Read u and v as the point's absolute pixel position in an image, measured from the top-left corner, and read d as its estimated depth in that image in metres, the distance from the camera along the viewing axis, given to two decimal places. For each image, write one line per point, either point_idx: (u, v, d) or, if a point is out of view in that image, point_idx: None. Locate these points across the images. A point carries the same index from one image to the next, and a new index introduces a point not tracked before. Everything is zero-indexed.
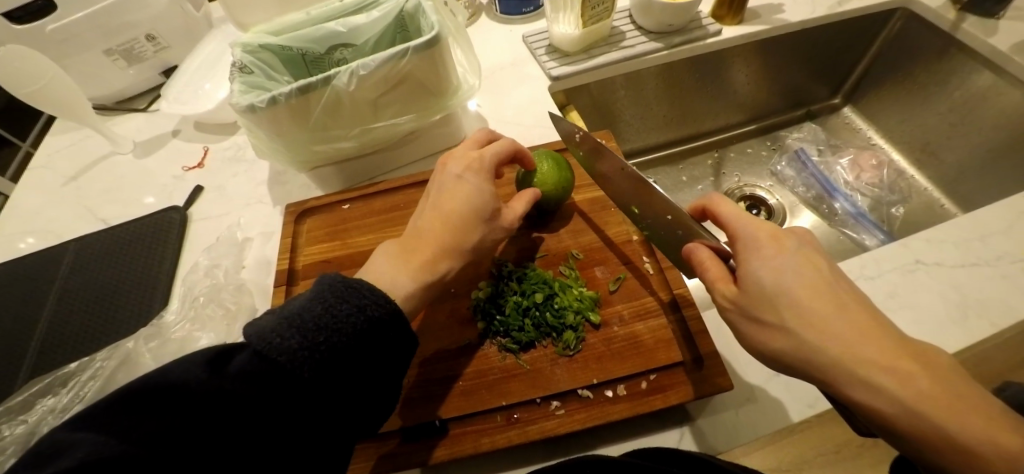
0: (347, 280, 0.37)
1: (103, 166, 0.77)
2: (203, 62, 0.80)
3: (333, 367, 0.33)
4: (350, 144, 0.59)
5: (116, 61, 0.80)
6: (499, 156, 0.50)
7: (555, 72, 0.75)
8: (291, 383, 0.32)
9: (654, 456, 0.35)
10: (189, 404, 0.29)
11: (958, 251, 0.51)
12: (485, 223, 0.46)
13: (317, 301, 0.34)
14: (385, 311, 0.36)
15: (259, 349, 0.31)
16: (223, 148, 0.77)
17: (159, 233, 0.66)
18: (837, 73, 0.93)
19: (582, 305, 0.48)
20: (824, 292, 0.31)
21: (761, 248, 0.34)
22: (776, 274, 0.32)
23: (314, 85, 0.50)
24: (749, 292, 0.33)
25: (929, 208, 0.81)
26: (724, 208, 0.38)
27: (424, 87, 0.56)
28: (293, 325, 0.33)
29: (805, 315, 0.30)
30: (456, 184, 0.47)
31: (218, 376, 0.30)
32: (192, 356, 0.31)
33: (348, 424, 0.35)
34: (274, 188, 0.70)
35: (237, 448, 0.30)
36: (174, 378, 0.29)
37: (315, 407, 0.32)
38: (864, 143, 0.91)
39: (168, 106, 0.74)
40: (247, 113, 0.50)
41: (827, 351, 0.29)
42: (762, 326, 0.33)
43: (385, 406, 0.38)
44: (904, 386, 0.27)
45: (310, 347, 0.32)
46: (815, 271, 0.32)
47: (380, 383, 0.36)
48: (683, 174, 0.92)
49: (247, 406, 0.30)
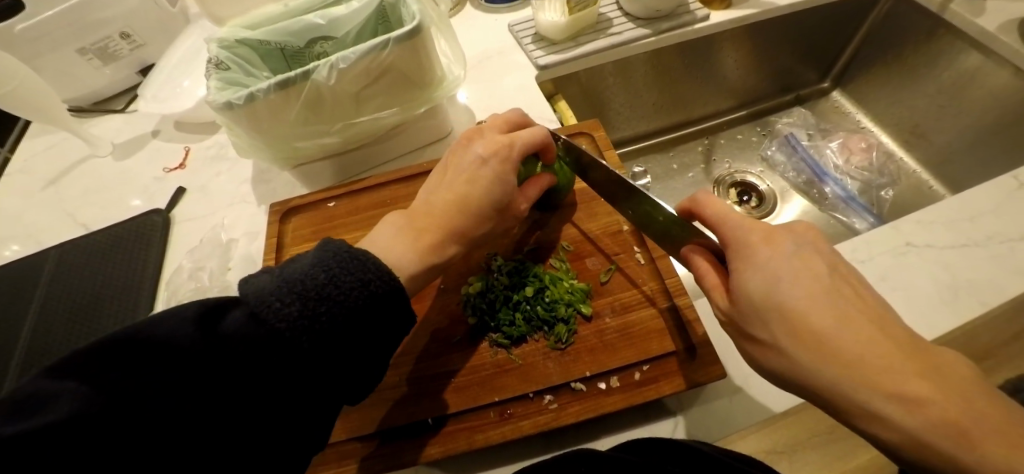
0: (353, 251, 0.35)
1: (82, 169, 0.75)
2: (182, 59, 0.78)
3: (332, 340, 0.32)
4: (333, 139, 0.58)
5: (90, 60, 0.78)
6: (530, 144, 0.48)
7: (542, 61, 0.74)
8: (288, 351, 0.30)
9: (642, 447, 0.35)
10: (167, 360, 0.28)
11: (949, 233, 0.51)
12: (499, 215, 0.46)
13: (320, 269, 0.33)
14: (388, 288, 0.35)
15: (256, 311, 0.30)
16: (205, 146, 0.75)
17: (142, 236, 0.64)
18: (827, 56, 0.92)
19: (574, 298, 0.47)
20: (826, 304, 0.28)
21: (754, 256, 0.32)
22: (768, 288, 0.30)
23: (293, 80, 0.48)
24: (743, 306, 0.32)
25: (917, 190, 0.82)
26: (718, 213, 0.36)
27: (408, 80, 0.55)
28: (293, 291, 0.31)
29: (798, 332, 0.28)
30: (476, 165, 0.45)
31: (211, 338, 0.29)
32: (182, 311, 0.30)
33: (335, 394, 0.33)
34: (258, 186, 0.69)
35: (217, 412, 0.28)
36: (164, 333, 0.28)
37: (295, 382, 0.31)
38: (854, 126, 0.92)
39: (146, 106, 0.72)
40: (224, 110, 0.48)
41: (822, 372, 0.27)
42: (757, 342, 0.31)
43: (366, 383, 0.36)
44: (909, 414, 0.24)
45: (310, 315, 0.31)
46: (812, 278, 0.29)
47: (360, 368, 0.34)
48: (674, 161, 0.92)
49: (242, 372, 0.29)
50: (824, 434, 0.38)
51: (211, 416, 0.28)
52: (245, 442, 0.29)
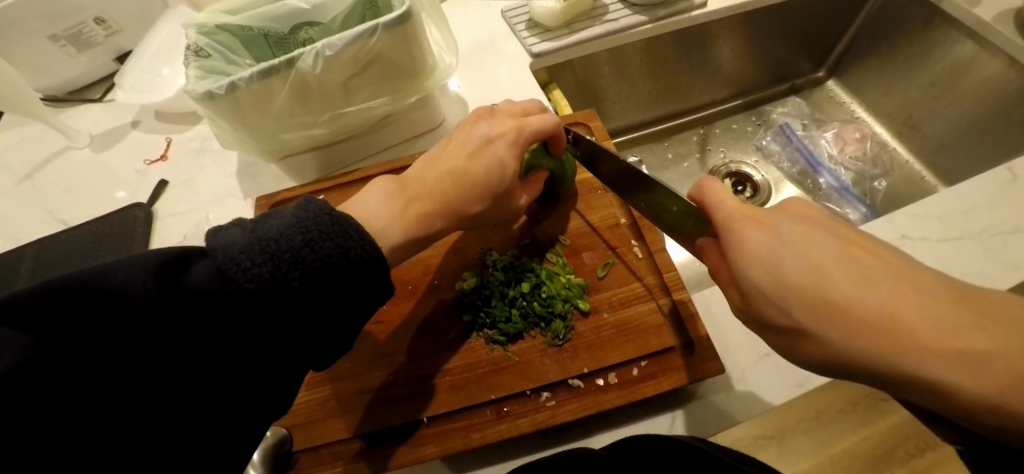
0: (335, 215, 0.34)
1: (59, 162, 0.72)
2: (159, 45, 0.75)
3: (300, 304, 0.31)
4: (321, 131, 0.56)
5: (63, 47, 0.75)
6: (540, 133, 0.46)
7: (536, 49, 0.72)
8: (255, 314, 0.29)
9: (635, 449, 0.34)
10: (135, 318, 0.26)
11: (944, 225, 0.51)
12: (497, 198, 0.45)
13: (297, 230, 0.32)
14: (369, 257, 0.34)
15: (224, 267, 0.29)
16: (187, 138, 0.72)
17: (123, 230, 0.62)
18: (823, 46, 0.91)
19: (571, 293, 0.47)
20: (838, 270, 0.25)
21: (747, 244, 0.29)
22: (773, 272, 0.27)
23: (277, 68, 0.46)
24: (756, 298, 0.29)
25: (910, 181, 0.82)
26: (710, 199, 0.33)
27: (397, 68, 0.53)
28: (266, 250, 0.30)
29: (822, 312, 0.25)
30: (481, 143, 0.44)
31: (177, 294, 0.27)
32: (144, 258, 0.27)
33: (300, 357, 0.33)
34: (243, 180, 0.67)
35: (182, 369, 0.27)
36: (127, 287, 0.26)
37: (259, 345, 0.30)
38: (847, 116, 0.91)
39: (124, 97, 0.70)
40: (206, 101, 0.46)
41: (860, 348, 0.23)
42: (783, 333, 0.28)
43: (339, 345, 0.36)
44: (972, 375, 0.21)
45: (282, 278, 0.30)
46: (819, 249, 0.26)
47: (333, 330, 0.34)
48: (669, 151, 0.91)
49: (208, 332, 0.28)
50: (811, 420, 0.38)
51: (175, 374, 0.27)
52: (210, 402, 0.29)
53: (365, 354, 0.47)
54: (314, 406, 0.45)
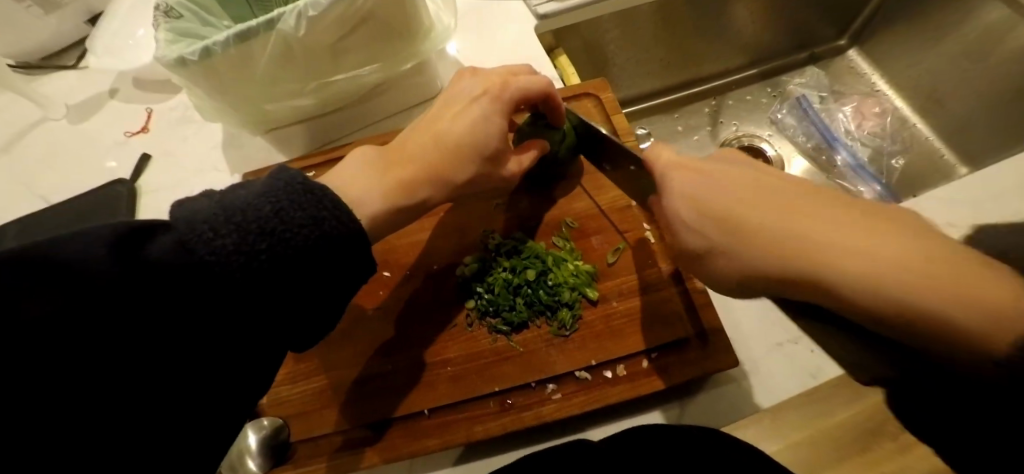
0: (309, 184, 0.31)
1: (34, 134, 0.68)
2: (132, 6, 0.69)
3: (266, 280, 0.28)
4: (307, 101, 0.52)
5: (29, 8, 0.69)
6: (527, 92, 0.43)
7: (542, 10, 0.67)
8: (216, 291, 0.27)
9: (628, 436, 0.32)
10: (81, 294, 0.23)
11: (968, 209, 0.48)
12: (487, 161, 0.41)
13: (266, 200, 0.29)
14: (346, 230, 0.31)
15: (185, 239, 0.26)
16: (168, 108, 0.68)
17: (101, 206, 0.58)
18: (846, 11, 0.85)
19: (579, 281, 0.44)
20: (747, 207, 0.27)
21: (695, 195, 0.29)
22: (719, 217, 0.28)
23: (255, 30, 0.41)
24: (703, 246, 0.29)
25: (929, 160, 0.78)
26: (662, 177, 0.32)
27: (389, 29, 0.49)
28: (230, 221, 0.28)
29: (778, 246, 0.25)
30: (467, 103, 0.42)
31: (133, 267, 0.25)
32: (101, 230, 0.25)
33: (278, 337, 0.31)
34: (230, 153, 0.63)
35: (146, 347, 0.26)
36: (80, 256, 0.24)
37: (228, 326, 0.28)
38: (867, 89, 0.86)
39: (98, 62, 0.65)
40: (178, 68, 0.43)
41: (816, 280, 0.24)
42: (730, 278, 0.29)
43: (321, 324, 0.33)
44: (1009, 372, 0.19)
45: (247, 251, 0.27)
46: (757, 190, 0.28)
47: (312, 307, 0.32)
48: (678, 123, 0.87)
49: (172, 311, 0.26)
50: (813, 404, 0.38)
51: (139, 352, 0.25)
52: (180, 381, 0.27)
53: (363, 342, 0.45)
54: (310, 396, 0.43)
